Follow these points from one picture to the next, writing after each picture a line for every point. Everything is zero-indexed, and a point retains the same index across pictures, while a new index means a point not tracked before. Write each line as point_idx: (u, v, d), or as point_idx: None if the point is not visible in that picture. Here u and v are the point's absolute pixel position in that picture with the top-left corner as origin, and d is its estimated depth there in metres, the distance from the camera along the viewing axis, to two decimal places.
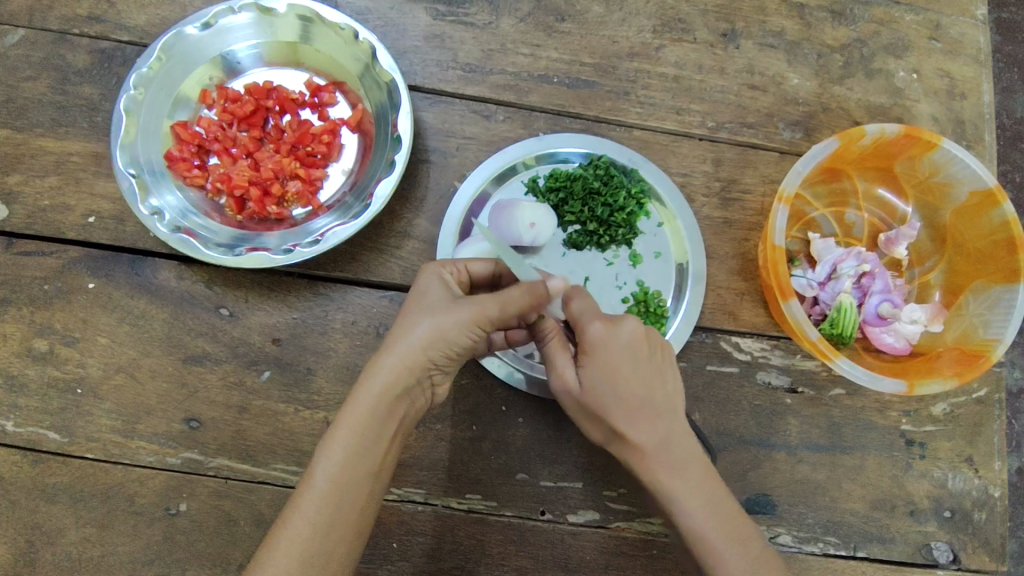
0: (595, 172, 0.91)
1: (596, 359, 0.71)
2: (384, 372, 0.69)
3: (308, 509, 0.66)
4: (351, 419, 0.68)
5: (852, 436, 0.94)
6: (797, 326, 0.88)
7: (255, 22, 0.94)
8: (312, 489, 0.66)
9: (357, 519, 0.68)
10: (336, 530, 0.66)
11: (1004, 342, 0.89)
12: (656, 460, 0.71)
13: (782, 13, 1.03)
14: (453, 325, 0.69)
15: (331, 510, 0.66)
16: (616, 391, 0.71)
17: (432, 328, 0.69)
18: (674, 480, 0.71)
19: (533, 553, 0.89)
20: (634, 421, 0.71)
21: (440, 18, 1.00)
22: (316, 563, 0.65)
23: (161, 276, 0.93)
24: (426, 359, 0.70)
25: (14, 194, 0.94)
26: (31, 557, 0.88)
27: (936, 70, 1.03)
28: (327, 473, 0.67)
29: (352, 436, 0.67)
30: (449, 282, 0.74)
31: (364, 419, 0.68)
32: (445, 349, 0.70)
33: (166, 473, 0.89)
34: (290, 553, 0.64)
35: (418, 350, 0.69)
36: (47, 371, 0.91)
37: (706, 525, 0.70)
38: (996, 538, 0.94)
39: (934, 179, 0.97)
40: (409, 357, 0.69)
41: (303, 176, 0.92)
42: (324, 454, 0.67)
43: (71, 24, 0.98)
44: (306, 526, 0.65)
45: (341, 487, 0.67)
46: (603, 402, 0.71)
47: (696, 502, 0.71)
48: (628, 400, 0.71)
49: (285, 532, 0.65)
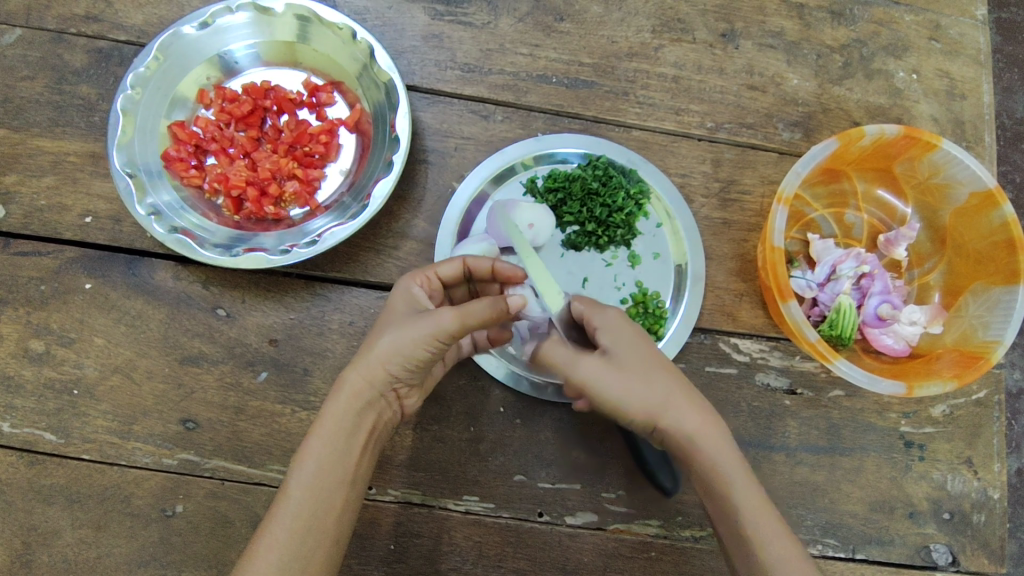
0: (593, 172, 0.90)
1: (626, 335, 0.72)
2: (347, 388, 0.71)
3: (285, 518, 0.67)
4: (320, 432, 0.70)
5: (850, 438, 0.94)
6: (796, 327, 0.88)
7: (253, 22, 0.94)
8: (289, 499, 0.68)
9: (333, 523, 0.69)
10: (312, 536, 0.67)
11: (1005, 343, 0.88)
12: (703, 433, 0.72)
13: (782, 13, 1.03)
14: (409, 340, 0.69)
15: (306, 519, 0.67)
16: (649, 365, 0.72)
17: (389, 343, 0.69)
18: (722, 453, 0.72)
19: (531, 555, 0.89)
20: (675, 393, 0.72)
21: (439, 18, 0.99)
22: (295, 567, 0.66)
23: (157, 277, 0.93)
24: (386, 374, 0.70)
25: (10, 194, 0.94)
26: (27, 558, 0.88)
27: (935, 70, 1.03)
28: (301, 483, 0.68)
29: (322, 447, 0.69)
30: (417, 296, 0.75)
31: (333, 431, 0.70)
32: (405, 363, 0.70)
33: (162, 474, 0.89)
34: (268, 559, 0.65)
35: (379, 365, 0.70)
36: (43, 371, 0.91)
37: (754, 499, 0.71)
38: (995, 540, 0.94)
39: (934, 180, 0.96)
40: (367, 371, 0.70)
41: (301, 176, 0.91)
42: (297, 467, 0.69)
43: (68, 23, 0.98)
44: (282, 532, 0.66)
45: (313, 496, 0.68)
46: (644, 377, 0.71)
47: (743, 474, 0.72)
48: (662, 371, 0.73)
49: (263, 540, 0.67)
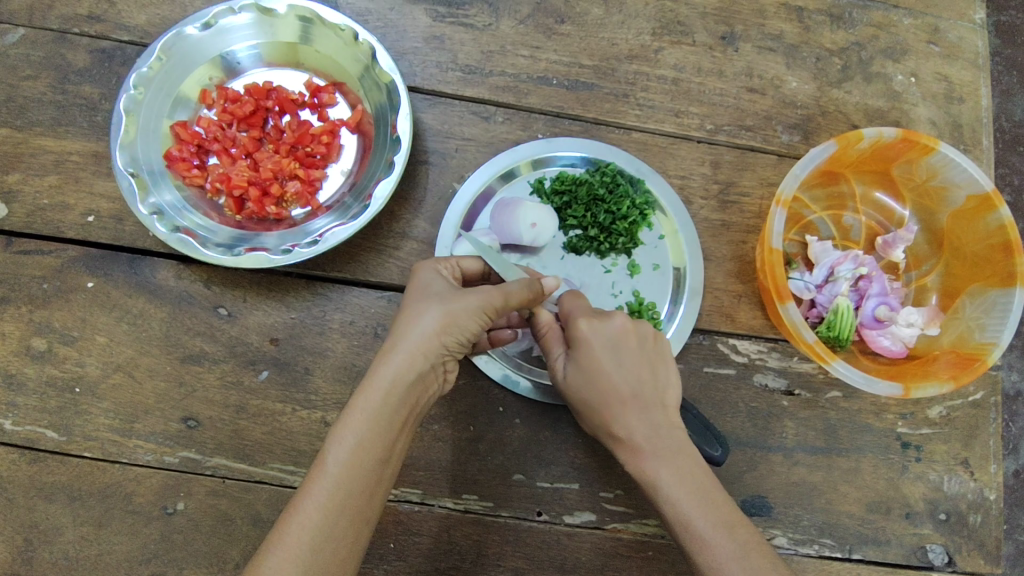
0: (601, 178, 0.91)
1: (579, 353, 0.75)
2: (398, 358, 0.68)
3: (319, 495, 0.63)
4: (365, 404, 0.66)
5: (848, 439, 0.94)
6: (793, 329, 0.89)
7: (255, 22, 0.94)
8: (325, 475, 0.64)
9: (367, 507, 0.65)
10: (345, 515, 0.64)
11: (999, 346, 0.89)
12: (642, 451, 0.72)
13: (782, 16, 1.04)
14: (463, 313, 0.70)
15: (342, 497, 0.63)
16: (595, 387, 0.74)
17: (443, 315, 0.70)
18: (656, 468, 0.71)
19: (529, 554, 0.90)
20: (621, 412, 0.73)
21: (440, 19, 1.00)
22: (327, 548, 0.62)
23: (159, 276, 0.93)
24: (437, 346, 0.69)
25: (12, 193, 0.94)
26: (29, 556, 0.88)
27: (933, 74, 1.03)
28: (340, 459, 0.64)
29: (364, 420, 0.65)
30: (445, 275, 0.77)
31: (378, 405, 0.66)
32: (457, 334, 0.70)
33: (163, 473, 0.90)
34: (300, 538, 0.61)
35: (430, 338, 0.69)
36: (45, 370, 0.92)
37: (693, 513, 0.68)
38: (992, 541, 0.94)
39: (931, 184, 0.97)
40: (420, 341, 0.68)
41: (303, 176, 0.92)
42: (337, 440, 0.65)
43: (71, 23, 0.98)
44: (317, 510, 0.62)
45: (352, 473, 0.64)
46: (589, 397, 0.75)
47: (683, 491, 0.69)
48: (607, 393, 0.73)
49: (294, 517, 0.62)
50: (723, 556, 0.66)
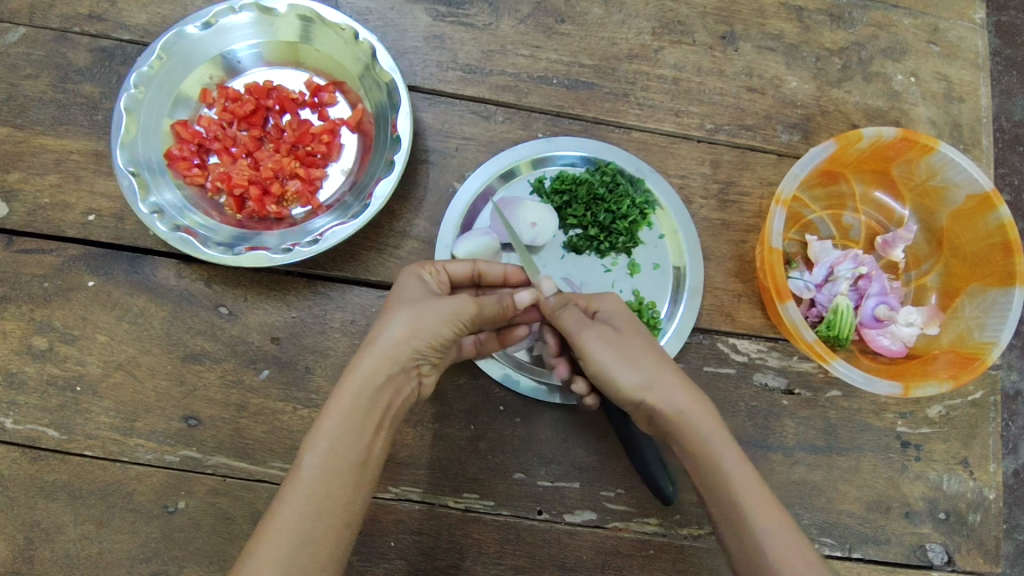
0: (601, 178, 0.91)
1: (617, 319, 0.78)
2: (366, 364, 0.68)
3: (296, 502, 0.63)
4: (335, 410, 0.67)
5: (848, 438, 0.95)
6: (793, 328, 0.89)
7: (256, 22, 0.94)
8: (300, 481, 0.64)
9: (346, 511, 0.65)
10: (322, 518, 0.63)
11: (1000, 345, 0.89)
12: (696, 410, 0.72)
13: (782, 16, 1.04)
14: (431, 315, 0.70)
15: (318, 502, 0.64)
16: (643, 344, 0.76)
17: (411, 318, 0.70)
18: (716, 430, 0.71)
19: (529, 553, 0.90)
20: (667, 369, 0.74)
21: (440, 19, 1.00)
22: (304, 554, 0.62)
23: (160, 275, 0.93)
24: (408, 350, 0.70)
25: (13, 192, 0.94)
26: (29, 554, 0.88)
27: (933, 74, 1.03)
28: (313, 465, 0.64)
29: (337, 424, 0.66)
30: (426, 281, 0.77)
31: (348, 410, 0.67)
32: (428, 337, 0.70)
33: (164, 471, 0.90)
34: (278, 544, 0.61)
35: (398, 343, 0.69)
36: (46, 368, 0.92)
37: (746, 480, 0.68)
38: (991, 540, 0.94)
39: (931, 183, 0.97)
40: (389, 347, 0.69)
41: (303, 176, 0.92)
42: (309, 447, 0.65)
43: (72, 22, 0.98)
44: (294, 516, 0.63)
45: (326, 478, 0.64)
46: (635, 350, 0.75)
47: (736, 456, 0.70)
48: (653, 350, 0.76)
49: (272, 523, 0.62)
50: (780, 522, 0.67)
